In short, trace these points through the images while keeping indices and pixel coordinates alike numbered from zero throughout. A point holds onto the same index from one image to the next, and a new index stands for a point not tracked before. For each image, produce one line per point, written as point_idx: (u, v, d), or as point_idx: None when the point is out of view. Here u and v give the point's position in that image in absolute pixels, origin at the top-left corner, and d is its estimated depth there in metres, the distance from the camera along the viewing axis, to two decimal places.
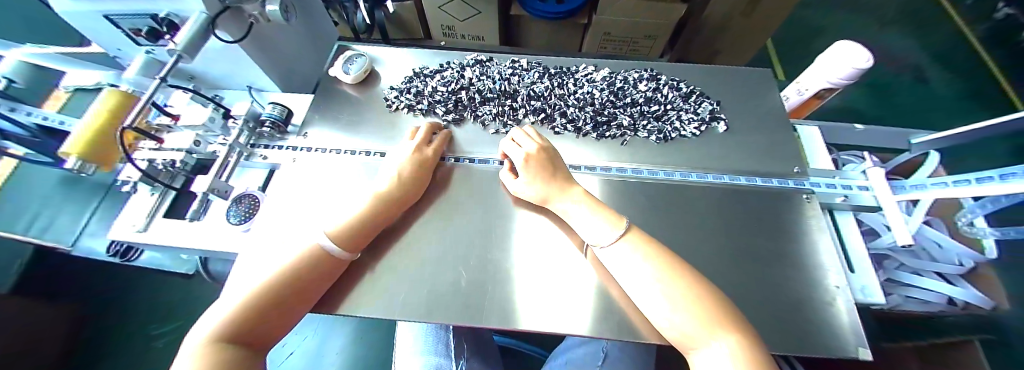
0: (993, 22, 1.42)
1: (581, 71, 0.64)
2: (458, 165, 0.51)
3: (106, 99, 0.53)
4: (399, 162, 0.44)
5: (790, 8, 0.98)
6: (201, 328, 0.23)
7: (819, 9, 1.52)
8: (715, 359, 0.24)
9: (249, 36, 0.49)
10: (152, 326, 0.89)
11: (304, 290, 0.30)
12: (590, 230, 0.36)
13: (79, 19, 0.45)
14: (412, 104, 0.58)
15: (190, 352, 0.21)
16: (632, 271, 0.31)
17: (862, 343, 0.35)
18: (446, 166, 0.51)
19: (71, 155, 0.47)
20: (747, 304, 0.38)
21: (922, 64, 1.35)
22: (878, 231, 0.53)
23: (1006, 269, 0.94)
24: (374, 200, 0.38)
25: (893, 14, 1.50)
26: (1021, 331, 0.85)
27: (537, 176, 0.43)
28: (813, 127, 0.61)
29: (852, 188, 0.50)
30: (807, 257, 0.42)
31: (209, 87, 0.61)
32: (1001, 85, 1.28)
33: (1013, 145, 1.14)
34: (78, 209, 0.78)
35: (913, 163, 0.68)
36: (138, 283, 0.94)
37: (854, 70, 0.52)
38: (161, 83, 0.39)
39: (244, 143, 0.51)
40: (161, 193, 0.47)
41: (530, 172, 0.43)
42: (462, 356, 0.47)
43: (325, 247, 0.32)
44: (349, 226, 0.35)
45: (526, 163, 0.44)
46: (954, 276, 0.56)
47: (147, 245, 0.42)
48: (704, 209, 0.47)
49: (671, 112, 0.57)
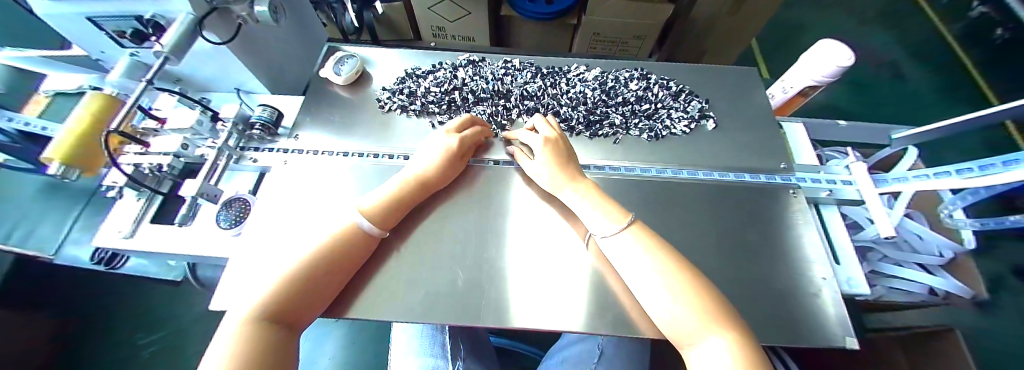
0: (968, 20, 1.47)
1: (573, 71, 0.64)
2: (485, 167, 0.51)
3: (90, 103, 0.52)
4: (430, 159, 0.45)
5: (774, 8, 1.00)
6: (237, 311, 0.24)
7: (802, 9, 1.56)
8: (711, 352, 0.24)
9: (237, 37, 0.48)
10: (138, 335, 0.87)
11: (333, 273, 0.31)
12: (591, 220, 0.38)
13: (60, 21, 0.44)
14: (405, 105, 0.58)
15: (230, 333, 0.22)
16: (632, 261, 0.32)
17: (848, 333, 0.36)
18: (473, 167, 0.51)
19: (55, 160, 0.46)
20: (737, 298, 0.38)
21: (902, 62, 1.39)
22: (862, 225, 0.55)
23: (985, 259, 0.97)
24: (404, 184, 0.41)
25: (873, 14, 1.54)
26: (999, 319, 0.88)
27: (552, 160, 0.44)
28: (798, 124, 0.62)
29: (836, 183, 0.52)
30: (795, 251, 0.43)
31: (197, 89, 0.60)
32: (976, 81, 1.32)
33: (989, 140, 1.18)
34: (61, 217, 0.76)
35: (893, 158, 0.71)
36: (124, 292, 0.92)
37: (836, 68, 0.54)
38: (147, 85, 0.38)
39: (234, 146, 0.50)
40: (148, 198, 0.46)
41: (546, 154, 0.45)
42: (458, 356, 0.47)
43: (360, 225, 0.35)
44: (382, 206, 0.38)
45: (543, 147, 0.46)
46: (934, 266, 0.58)
47: (132, 251, 0.41)
48: (695, 205, 0.48)
49: (661, 111, 0.58)
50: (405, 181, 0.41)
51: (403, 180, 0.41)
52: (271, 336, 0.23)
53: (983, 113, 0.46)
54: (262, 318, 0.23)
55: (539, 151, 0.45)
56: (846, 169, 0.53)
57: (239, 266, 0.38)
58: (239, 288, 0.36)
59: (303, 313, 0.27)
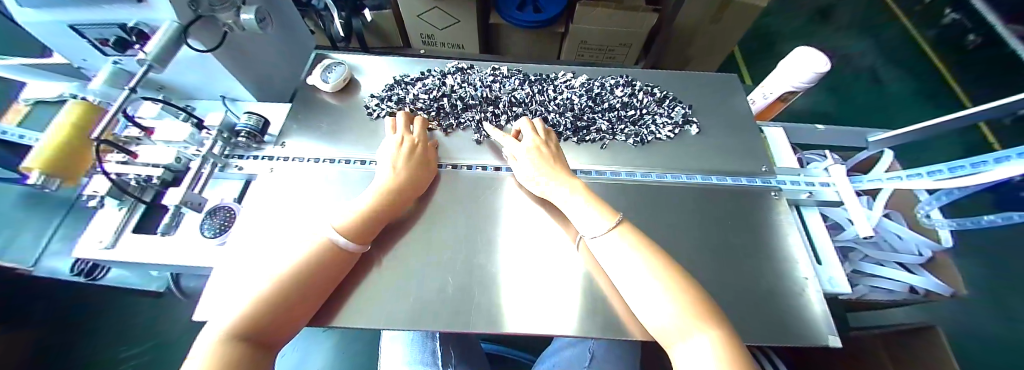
0: (940, 27, 1.54)
1: (560, 78, 0.66)
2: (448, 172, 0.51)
3: (71, 111, 0.51)
4: (393, 156, 0.45)
5: (754, 16, 1.03)
6: (220, 321, 0.24)
7: (782, 17, 1.61)
8: (696, 349, 0.24)
9: (223, 45, 0.48)
10: (120, 348, 0.84)
11: (315, 286, 0.31)
12: (582, 221, 0.38)
13: (40, 30, 0.44)
14: (393, 112, 0.58)
15: (205, 352, 0.22)
16: (621, 262, 0.33)
17: (832, 331, 0.37)
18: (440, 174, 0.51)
19: (33, 169, 0.45)
20: (725, 300, 0.39)
21: (878, 67, 1.45)
22: (842, 225, 0.56)
23: (962, 257, 1.00)
24: (378, 195, 0.40)
25: (850, 21, 1.60)
26: (976, 314, 0.91)
27: (541, 162, 0.45)
28: (778, 128, 0.64)
29: (815, 185, 0.53)
30: (779, 251, 0.44)
31: (180, 97, 0.59)
32: (950, 85, 1.38)
33: (965, 142, 1.22)
34: (41, 227, 0.75)
35: (871, 160, 0.73)
36: (106, 303, 0.89)
37: (814, 74, 0.55)
38: (131, 94, 0.38)
39: (219, 154, 0.50)
40: (130, 208, 0.45)
41: (534, 158, 0.45)
42: (450, 363, 0.47)
43: (337, 241, 0.34)
44: (359, 221, 0.36)
45: (530, 152, 0.46)
46: (914, 265, 0.60)
47: (114, 263, 0.40)
48: (681, 207, 0.49)
49: (647, 117, 0.60)
50: (378, 191, 0.40)
51: (376, 190, 0.40)
52: (247, 352, 0.23)
53: (968, 113, 0.47)
54: (241, 332, 0.23)
55: (523, 157, 0.46)
56: (824, 171, 0.55)
57: (223, 276, 0.38)
58: (224, 298, 0.36)
59: (284, 327, 0.27)
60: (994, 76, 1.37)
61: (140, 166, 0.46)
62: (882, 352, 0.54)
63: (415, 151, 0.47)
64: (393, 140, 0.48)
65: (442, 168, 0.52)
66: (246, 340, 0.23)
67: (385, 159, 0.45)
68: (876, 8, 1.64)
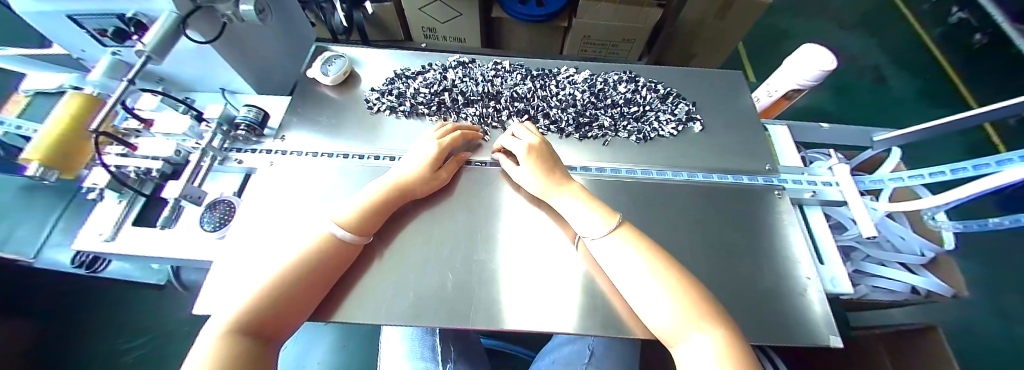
0: (947, 25, 1.52)
1: (563, 73, 0.65)
2: (471, 168, 0.51)
3: (69, 103, 0.50)
4: (410, 169, 0.43)
5: (758, 11, 1.02)
6: (222, 314, 0.24)
7: (787, 14, 1.60)
8: (699, 349, 0.25)
9: (221, 37, 0.47)
10: (120, 341, 0.84)
11: (316, 282, 0.30)
12: (580, 222, 0.38)
13: (38, 20, 0.43)
14: (394, 106, 0.58)
15: (207, 345, 0.22)
16: (621, 262, 0.32)
17: (834, 332, 0.36)
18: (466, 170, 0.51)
19: (32, 161, 0.45)
20: (730, 302, 0.38)
21: (884, 65, 1.43)
22: (845, 225, 0.56)
23: (964, 259, 1.00)
24: (382, 191, 0.39)
25: (856, 18, 1.58)
26: (976, 316, 0.91)
27: (537, 168, 0.43)
28: (781, 126, 0.64)
29: (818, 184, 0.53)
30: (780, 249, 0.44)
31: (181, 89, 0.59)
32: (955, 84, 1.37)
33: (969, 142, 1.21)
34: (43, 219, 0.76)
35: (875, 159, 0.72)
36: (104, 296, 0.90)
37: (820, 72, 0.54)
38: (128, 85, 0.37)
39: (218, 147, 0.49)
40: (129, 201, 0.45)
41: (530, 163, 0.44)
42: (449, 359, 0.47)
43: (337, 234, 0.33)
44: (360, 215, 0.36)
45: (527, 155, 0.44)
46: (916, 265, 0.59)
47: (113, 256, 0.40)
48: (681, 206, 0.48)
49: (650, 113, 0.59)
50: (384, 187, 0.40)
51: (382, 186, 0.40)
52: (247, 346, 0.23)
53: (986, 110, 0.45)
54: (242, 326, 0.23)
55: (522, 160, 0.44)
56: (828, 171, 0.55)
57: (223, 269, 0.37)
58: (224, 292, 0.36)
59: (284, 324, 0.27)
60: (999, 75, 1.36)
61: (139, 159, 0.45)
62: (885, 354, 0.54)
63: (439, 156, 0.45)
64: (430, 142, 0.46)
65: (472, 165, 0.52)
66: (247, 336, 0.23)
67: (405, 168, 0.43)
68: (882, 5, 1.62)
